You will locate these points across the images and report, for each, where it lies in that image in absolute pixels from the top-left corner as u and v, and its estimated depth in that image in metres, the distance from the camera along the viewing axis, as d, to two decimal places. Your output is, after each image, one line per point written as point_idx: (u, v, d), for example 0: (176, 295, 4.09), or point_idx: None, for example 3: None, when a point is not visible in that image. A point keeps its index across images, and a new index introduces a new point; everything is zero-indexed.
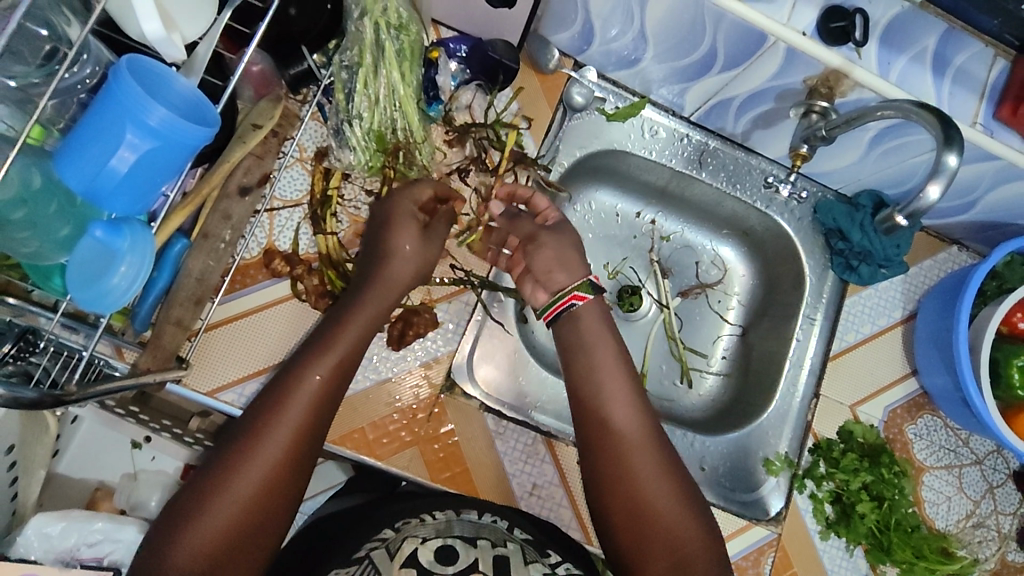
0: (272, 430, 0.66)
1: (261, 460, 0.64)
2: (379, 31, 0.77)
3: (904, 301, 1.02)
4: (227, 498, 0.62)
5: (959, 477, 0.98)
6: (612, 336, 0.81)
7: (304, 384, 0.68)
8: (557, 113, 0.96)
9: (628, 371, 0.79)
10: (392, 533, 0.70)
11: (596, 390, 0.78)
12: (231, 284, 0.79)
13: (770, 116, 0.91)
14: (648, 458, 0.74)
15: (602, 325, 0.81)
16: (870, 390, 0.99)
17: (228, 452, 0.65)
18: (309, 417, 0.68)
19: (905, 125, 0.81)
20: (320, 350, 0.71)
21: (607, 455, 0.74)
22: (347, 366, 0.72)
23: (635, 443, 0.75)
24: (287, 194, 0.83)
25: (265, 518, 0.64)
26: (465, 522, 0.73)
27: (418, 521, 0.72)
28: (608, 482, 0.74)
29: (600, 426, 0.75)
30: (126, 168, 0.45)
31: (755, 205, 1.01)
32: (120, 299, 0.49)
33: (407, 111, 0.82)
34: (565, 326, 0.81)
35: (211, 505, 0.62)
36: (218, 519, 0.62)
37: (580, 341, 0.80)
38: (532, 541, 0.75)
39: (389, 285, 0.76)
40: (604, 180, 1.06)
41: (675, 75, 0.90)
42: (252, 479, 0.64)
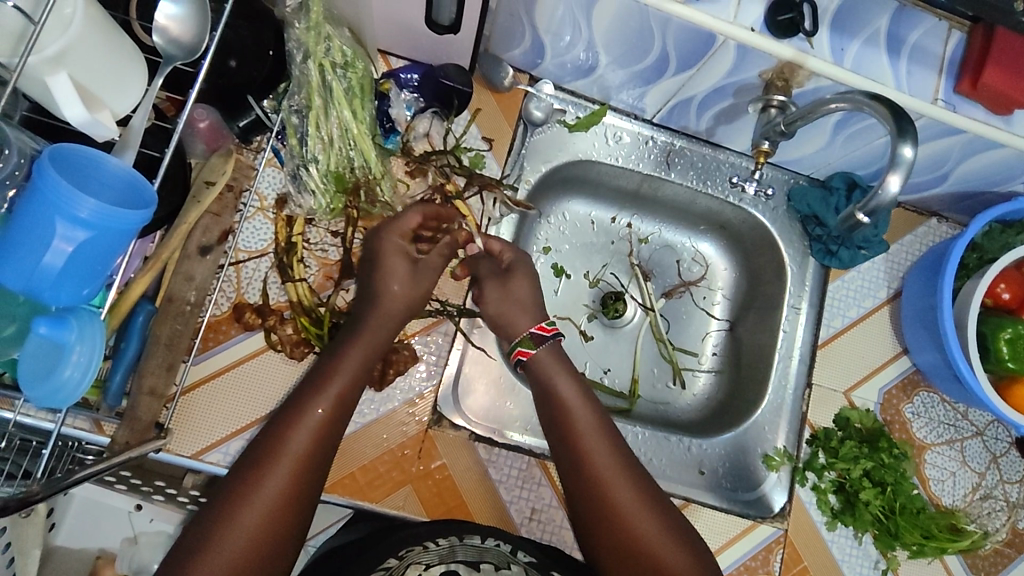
0: (287, 449, 0.62)
1: (275, 480, 0.60)
2: (325, 73, 0.77)
3: (887, 279, 1.00)
4: (240, 523, 0.58)
5: (962, 451, 0.97)
6: (573, 374, 0.77)
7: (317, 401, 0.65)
8: (517, 130, 0.95)
9: (593, 403, 0.76)
10: (396, 561, 0.68)
11: (566, 422, 0.74)
12: (205, 342, 0.79)
13: (730, 111, 0.90)
14: (628, 489, 0.69)
15: (560, 363, 0.79)
16: (863, 373, 0.98)
17: (241, 476, 0.61)
18: (323, 434, 0.64)
19: (850, 118, 0.82)
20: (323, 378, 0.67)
21: (582, 485, 0.70)
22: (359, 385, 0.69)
23: (611, 472, 0.70)
24: (251, 245, 0.82)
25: (273, 550, 0.59)
26: (469, 546, 0.71)
27: (421, 549, 0.70)
28: (594, 519, 0.69)
29: (574, 447, 0.72)
30: (62, 261, 0.45)
31: (728, 200, 1.01)
32: (75, 391, 0.47)
33: (363, 147, 0.81)
34: (535, 361, 0.79)
35: (222, 534, 0.57)
36: (231, 547, 0.57)
37: (547, 372, 0.78)
38: (537, 563, 0.73)
39: (378, 311, 0.74)
40: (576, 190, 1.05)
41: (634, 79, 0.89)
42: (262, 503, 0.59)
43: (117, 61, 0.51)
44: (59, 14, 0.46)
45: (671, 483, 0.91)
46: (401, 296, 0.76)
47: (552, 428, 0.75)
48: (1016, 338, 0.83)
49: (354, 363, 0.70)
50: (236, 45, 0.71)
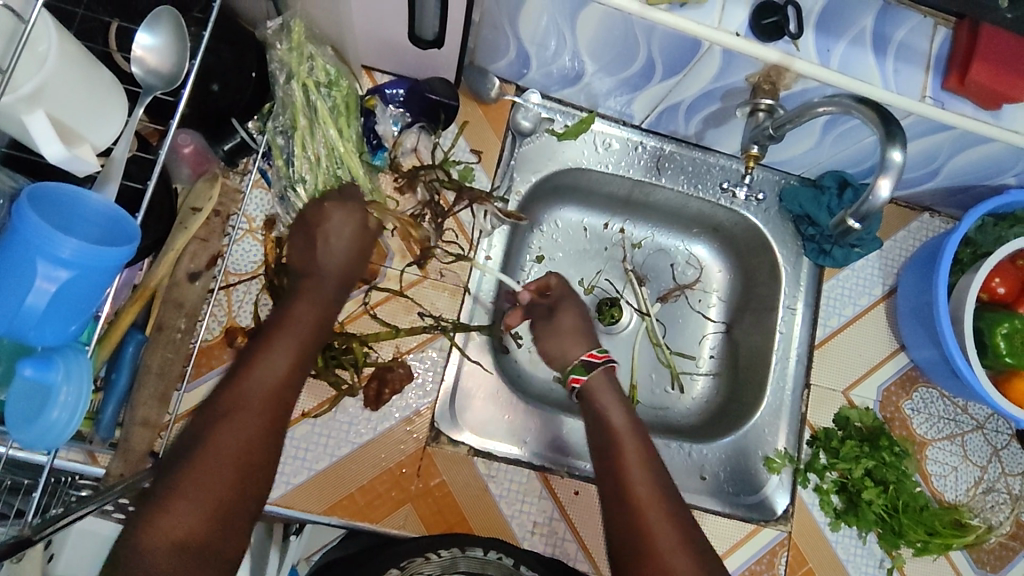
0: (228, 426, 0.59)
1: (239, 424, 0.59)
2: (309, 92, 0.76)
3: (882, 277, 1.00)
4: (179, 513, 0.54)
5: (963, 445, 0.97)
6: (628, 408, 0.76)
7: (255, 379, 0.61)
8: (506, 140, 0.94)
9: (646, 440, 0.74)
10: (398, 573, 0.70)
11: (613, 452, 0.72)
12: (197, 368, 0.78)
13: (718, 115, 0.90)
14: (666, 520, 0.67)
15: (616, 396, 0.78)
16: (861, 371, 0.97)
17: (203, 424, 0.59)
18: (276, 391, 0.61)
19: (836, 119, 0.82)
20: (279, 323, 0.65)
21: (621, 514, 0.68)
22: (304, 358, 0.65)
23: (652, 504, 0.68)
24: (241, 267, 0.81)
25: (244, 491, 0.58)
26: (471, 559, 0.73)
27: (424, 559, 0.72)
28: (630, 549, 0.66)
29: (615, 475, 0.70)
30: (45, 300, 0.44)
31: (720, 202, 1.00)
32: (63, 432, 0.47)
33: (350, 165, 0.80)
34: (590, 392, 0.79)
35: (187, 482, 0.55)
36: (201, 490, 0.55)
37: (600, 402, 0.77)
38: None
39: (324, 281, 0.70)
40: (567, 198, 1.05)
41: (622, 86, 0.88)
42: (226, 446, 0.58)
43: (94, 95, 0.50)
44: (32, 52, 0.45)
45: None
46: (344, 245, 0.72)
47: (599, 456, 0.74)
48: (1013, 333, 0.83)
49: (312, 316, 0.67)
50: (219, 70, 0.72)
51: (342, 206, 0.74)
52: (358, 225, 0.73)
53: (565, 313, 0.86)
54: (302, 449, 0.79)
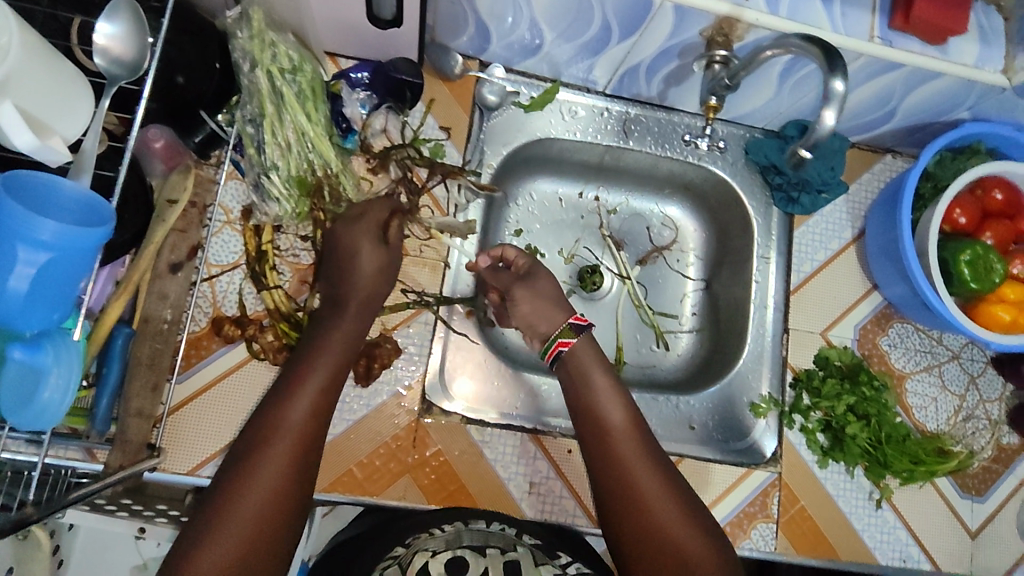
0: (263, 465, 0.63)
1: (274, 459, 0.64)
2: (273, 79, 0.77)
3: (851, 220, 1.03)
4: (216, 548, 0.58)
5: (941, 376, 1.00)
6: (604, 366, 0.80)
7: (286, 420, 0.66)
8: (473, 116, 0.95)
9: (628, 401, 0.78)
10: (403, 549, 0.70)
11: (597, 421, 0.76)
12: (188, 359, 0.79)
13: (678, 73, 0.92)
14: (651, 479, 0.72)
15: (597, 356, 0.81)
16: (837, 313, 0.99)
17: (239, 463, 0.64)
18: (307, 431, 0.67)
19: (793, 62, 0.85)
20: (307, 366, 0.71)
21: (608, 474, 0.73)
22: (327, 401, 0.70)
23: (639, 462, 0.73)
24: (222, 258, 0.82)
25: (279, 525, 0.62)
26: (474, 532, 0.73)
27: (428, 535, 0.72)
28: (619, 505, 0.71)
29: (596, 438, 0.75)
30: (27, 283, 0.45)
31: (687, 160, 1.03)
32: (57, 411, 0.49)
33: (322, 149, 0.82)
34: (563, 364, 0.81)
35: (227, 519, 0.60)
36: (240, 523, 0.60)
37: (576, 365, 0.80)
38: (542, 544, 0.76)
39: (346, 315, 0.76)
40: (539, 170, 1.07)
41: (582, 52, 0.90)
42: (263, 484, 0.62)
43: (60, 86, 0.51)
44: None
45: (663, 442, 0.93)
46: (370, 267, 0.78)
47: (582, 423, 0.77)
48: (976, 259, 0.85)
49: (332, 354, 0.72)
50: (180, 62, 0.71)
51: (369, 229, 0.79)
52: (379, 255, 0.79)
53: (545, 279, 0.86)
54: None
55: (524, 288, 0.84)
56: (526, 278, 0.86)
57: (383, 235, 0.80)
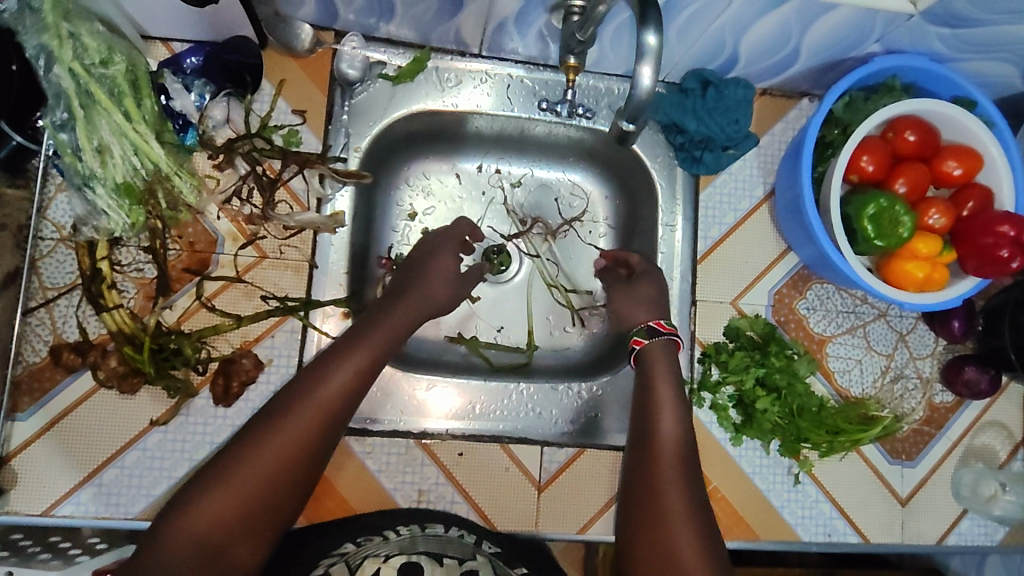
0: (293, 423, 0.64)
1: (301, 421, 0.64)
2: (78, 77, 0.70)
3: (762, 176, 0.94)
4: (215, 501, 0.59)
5: (866, 337, 0.94)
6: (677, 383, 0.79)
7: (321, 393, 0.66)
8: (332, 94, 0.87)
9: (684, 425, 0.75)
10: (352, 547, 0.68)
11: (652, 429, 0.74)
12: (31, 394, 0.74)
13: (552, 27, 0.83)
14: (680, 492, 0.69)
15: (671, 366, 0.81)
16: (749, 279, 0.92)
17: (266, 419, 0.64)
18: (341, 403, 0.67)
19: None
20: (359, 340, 0.72)
21: (641, 468, 0.72)
22: (363, 386, 0.69)
23: (670, 472, 0.70)
24: (57, 280, 0.76)
25: (282, 492, 0.62)
26: (430, 538, 0.69)
27: (381, 538, 0.69)
28: (639, 504, 0.69)
29: (640, 436, 0.74)
30: None
31: (579, 122, 0.94)
32: None
33: (145, 150, 0.74)
34: (640, 359, 0.82)
35: (244, 466, 0.61)
36: (244, 479, 0.61)
37: (653, 369, 0.80)
38: (502, 553, 0.72)
39: (412, 300, 0.79)
40: (425, 146, 0.99)
41: (440, 11, 0.81)
42: (276, 445, 0.62)
43: None
44: None
45: (565, 438, 0.85)
46: (442, 286, 0.84)
47: (635, 428, 0.77)
48: (880, 213, 0.78)
49: (383, 336, 0.73)
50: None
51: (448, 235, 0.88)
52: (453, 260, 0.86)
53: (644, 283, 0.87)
54: (158, 458, 0.75)
55: (621, 289, 0.88)
56: (630, 281, 0.89)
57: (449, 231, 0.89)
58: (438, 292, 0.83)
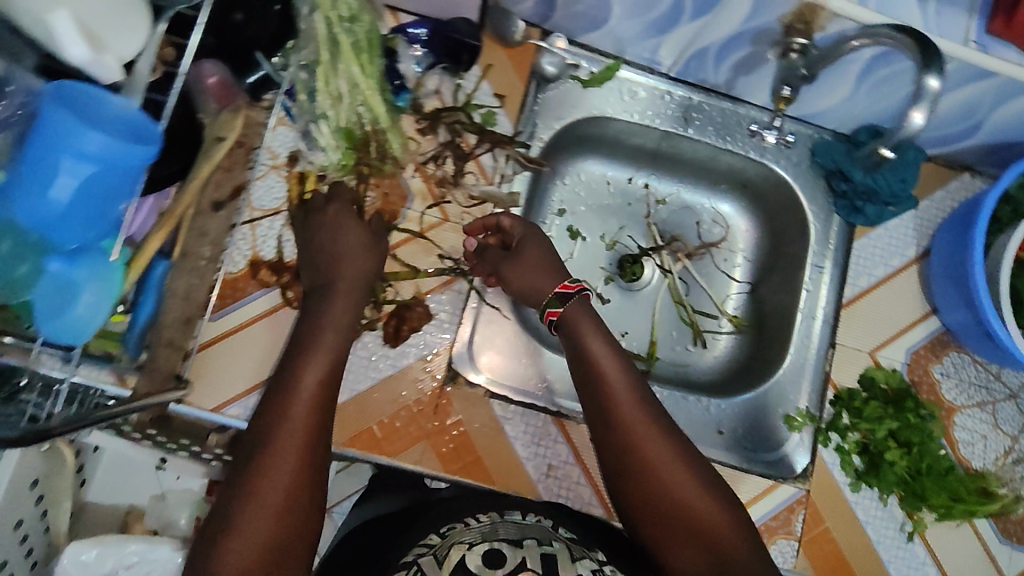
0: (272, 467, 0.61)
1: (282, 463, 0.61)
2: (331, 27, 0.72)
3: (916, 237, 0.97)
4: (235, 551, 0.57)
5: (994, 414, 0.94)
6: (607, 335, 0.75)
7: (290, 413, 0.64)
8: (529, 86, 0.93)
9: (639, 382, 0.73)
10: (439, 540, 0.65)
11: (607, 397, 0.72)
12: (223, 299, 0.80)
13: (750, 61, 0.87)
14: (663, 453, 0.69)
15: (592, 319, 0.77)
16: (888, 333, 0.94)
17: (251, 461, 0.62)
18: (315, 419, 0.65)
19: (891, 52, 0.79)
20: (303, 358, 0.67)
21: (619, 443, 0.70)
22: (337, 370, 0.69)
23: (640, 428, 0.70)
24: (265, 203, 0.83)
25: (297, 532, 0.60)
26: (511, 524, 0.68)
27: (463, 526, 0.67)
28: (629, 476, 0.70)
29: (599, 406, 0.72)
30: (67, 195, 0.45)
31: (747, 155, 0.98)
32: (87, 327, 0.51)
33: (372, 104, 0.79)
34: (568, 333, 0.76)
35: (244, 515, 0.59)
36: (258, 531, 0.58)
37: (574, 339, 0.75)
38: (578, 539, 0.70)
39: (342, 283, 0.73)
40: (591, 150, 1.04)
41: (648, 30, 0.86)
42: (275, 487, 0.60)
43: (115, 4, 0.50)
44: None
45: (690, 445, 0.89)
46: (361, 257, 0.75)
47: (588, 399, 0.73)
48: None
49: (330, 338, 0.70)
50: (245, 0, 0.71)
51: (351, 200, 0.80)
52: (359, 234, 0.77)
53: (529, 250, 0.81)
54: None
55: (511, 266, 0.80)
56: (517, 252, 0.81)
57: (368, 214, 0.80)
58: (356, 251, 0.75)
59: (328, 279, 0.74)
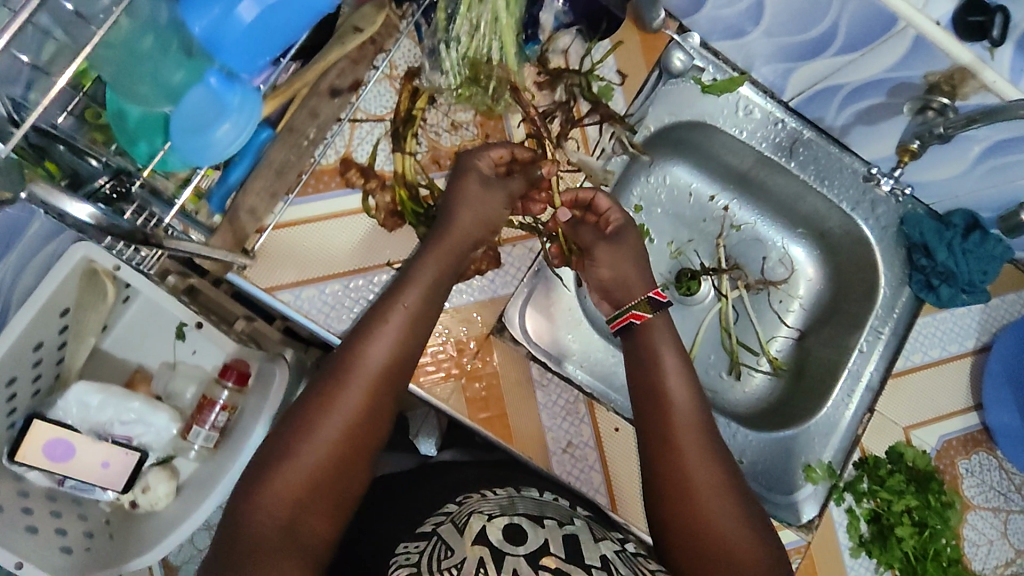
0: (336, 404, 0.64)
1: (348, 401, 0.64)
2: None
3: (978, 331, 0.96)
4: (286, 477, 0.61)
5: (1005, 522, 0.93)
6: (678, 344, 0.76)
7: (364, 357, 0.66)
8: (652, 74, 0.92)
9: (699, 401, 0.72)
10: (456, 509, 0.68)
11: (664, 405, 0.71)
12: (304, 187, 0.78)
13: (876, 112, 0.87)
14: (710, 471, 0.68)
15: (669, 329, 0.77)
16: (928, 415, 0.94)
17: (317, 393, 0.65)
18: (388, 368, 0.67)
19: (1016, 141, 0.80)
20: (397, 298, 0.70)
21: (661, 456, 0.69)
22: (418, 324, 0.71)
23: (690, 445, 0.69)
24: (371, 108, 0.81)
25: (346, 468, 0.63)
26: (528, 500, 0.71)
27: (480, 498, 0.70)
28: (669, 491, 0.68)
29: (653, 415, 0.72)
30: (249, 18, 0.55)
31: (840, 205, 0.97)
32: (219, 150, 0.61)
33: (506, 41, 0.77)
34: (635, 337, 0.77)
35: (302, 445, 0.62)
36: (307, 461, 0.61)
37: (647, 347, 0.76)
38: (594, 519, 0.73)
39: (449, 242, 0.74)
40: (685, 156, 1.03)
41: (782, 53, 0.86)
42: (336, 422, 0.63)
43: None
44: None
45: None
46: (475, 208, 0.75)
47: (642, 409, 0.73)
48: None
49: (428, 283, 0.72)
50: None
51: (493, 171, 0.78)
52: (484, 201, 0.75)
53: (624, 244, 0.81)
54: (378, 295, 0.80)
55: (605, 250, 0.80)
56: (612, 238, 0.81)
57: (487, 183, 0.76)
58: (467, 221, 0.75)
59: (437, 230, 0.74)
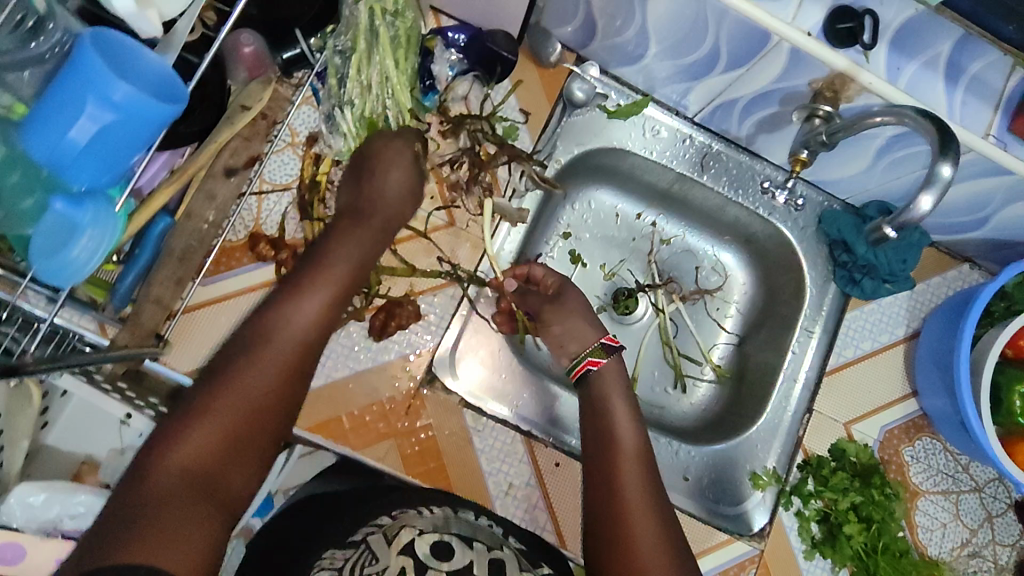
0: (256, 363, 0.63)
1: (268, 362, 0.64)
2: (374, 17, 0.74)
3: (907, 318, 0.98)
4: (197, 436, 0.59)
5: (957, 504, 0.95)
6: (630, 398, 0.81)
7: (285, 320, 0.66)
8: (556, 108, 0.95)
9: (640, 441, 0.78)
10: (388, 520, 0.66)
11: (614, 450, 0.77)
12: (216, 266, 0.81)
13: (774, 119, 0.88)
14: (648, 529, 0.71)
15: (620, 386, 0.82)
16: (866, 408, 0.96)
17: (235, 352, 0.64)
18: (309, 333, 0.66)
19: (909, 134, 0.80)
20: (317, 267, 0.69)
21: (604, 506, 0.73)
22: (340, 291, 0.70)
23: (633, 496, 0.73)
24: (276, 177, 0.84)
25: (264, 426, 0.63)
26: (462, 522, 0.70)
27: (415, 513, 0.68)
28: (608, 542, 0.71)
29: (602, 469, 0.76)
30: (88, 137, 0.49)
31: (757, 211, 0.98)
32: (80, 269, 0.54)
33: (400, 100, 0.79)
34: (590, 391, 0.82)
35: (220, 398, 0.61)
36: (223, 418, 0.60)
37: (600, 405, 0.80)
38: (526, 551, 0.72)
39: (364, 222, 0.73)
40: (605, 180, 1.05)
41: (679, 73, 0.88)
42: (256, 382, 0.63)
43: None
44: None
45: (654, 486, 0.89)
46: (396, 201, 0.75)
47: (594, 457, 0.78)
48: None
49: (348, 254, 0.71)
50: None
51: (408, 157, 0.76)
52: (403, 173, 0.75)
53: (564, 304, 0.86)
54: None
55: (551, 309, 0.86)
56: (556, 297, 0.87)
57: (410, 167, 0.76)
58: (396, 198, 0.75)
59: (356, 222, 0.73)
